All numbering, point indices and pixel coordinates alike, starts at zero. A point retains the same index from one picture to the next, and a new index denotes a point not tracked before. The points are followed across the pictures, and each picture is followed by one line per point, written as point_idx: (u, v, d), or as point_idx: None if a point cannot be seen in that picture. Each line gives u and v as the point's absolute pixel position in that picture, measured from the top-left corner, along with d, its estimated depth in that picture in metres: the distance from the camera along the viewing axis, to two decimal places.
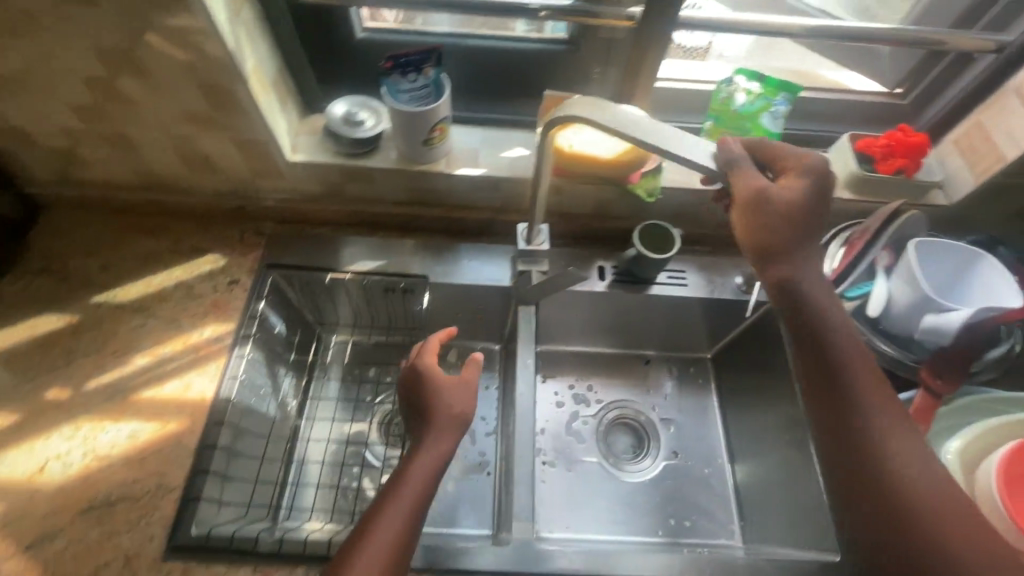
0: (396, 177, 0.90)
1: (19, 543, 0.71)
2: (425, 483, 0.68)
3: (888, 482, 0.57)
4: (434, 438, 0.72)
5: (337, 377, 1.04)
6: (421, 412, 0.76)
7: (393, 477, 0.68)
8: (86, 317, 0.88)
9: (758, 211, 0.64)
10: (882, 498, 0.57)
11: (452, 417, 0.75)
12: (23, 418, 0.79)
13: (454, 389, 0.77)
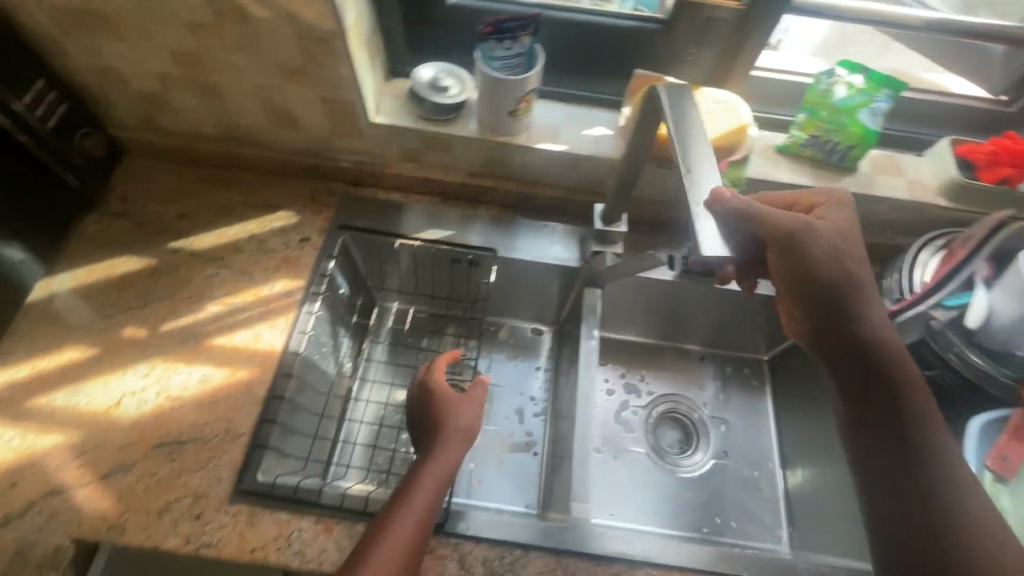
0: (475, 147, 0.89)
1: (96, 472, 0.73)
2: (433, 492, 0.67)
3: (936, 511, 0.58)
4: (443, 448, 0.71)
5: (385, 346, 1.04)
6: (429, 425, 0.76)
7: (401, 485, 0.68)
8: (162, 261, 0.90)
9: (802, 242, 0.62)
10: (928, 528, 0.58)
11: (458, 430, 0.74)
12: (102, 352, 0.82)
13: (461, 402, 0.77)
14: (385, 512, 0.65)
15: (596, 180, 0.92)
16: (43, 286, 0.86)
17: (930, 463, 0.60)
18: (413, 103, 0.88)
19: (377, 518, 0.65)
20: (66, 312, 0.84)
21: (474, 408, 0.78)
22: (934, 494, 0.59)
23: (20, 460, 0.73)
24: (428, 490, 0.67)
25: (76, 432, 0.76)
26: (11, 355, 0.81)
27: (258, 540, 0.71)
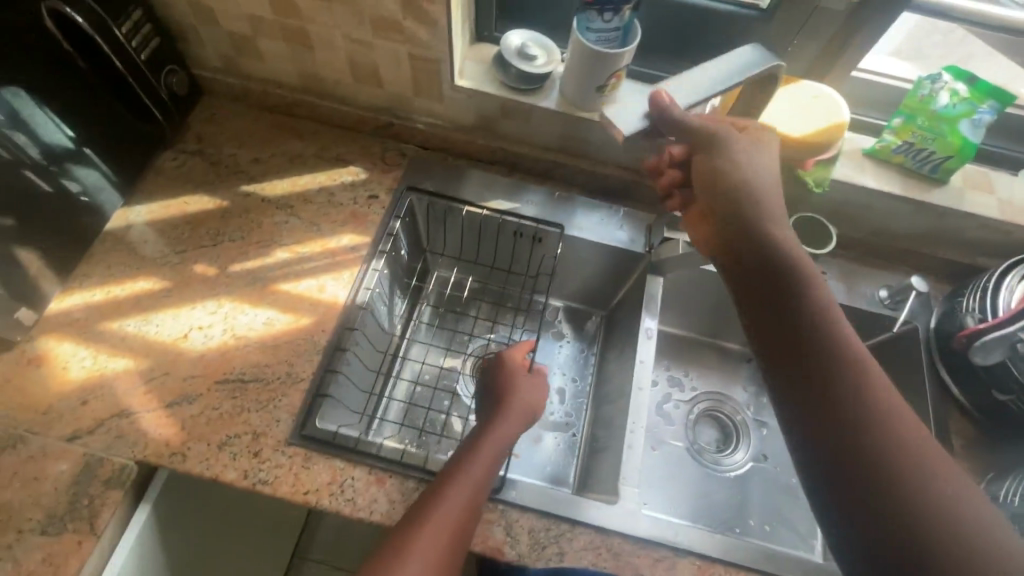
0: (555, 120, 0.88)
1: (162, 399, 0.75)
2: (492, 464, 0.68)
3: (836, 431, 0.54)
4: (507, 423, 0.73)
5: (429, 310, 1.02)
6: (495, 398, 0.77)
7: (462, 453, 0.69)
8: (234, 203, 0.91)
9: (730, 172, 0.66)
10: (862, 459, 0.52)
11: (521, 408, 0.76)
12: (173, 285, 0.83)
13: (526, 382, 0.79)
14: (446, 475, 0.66)
15: None
16: (120, 216, 0.88)
17: (835, 384, 0.55)
18: (500, 70, 0.87)
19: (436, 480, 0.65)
20: (140, 243, 0.86)
21: (537, 392, 0.79)
22: (830, 412, 0.55)
23: (91, 380, 0.75)
24: (490, 461, 0.68)
25: (145, 359, 0.77)
26: (88, 279, 0.83)
27: (313, 484, 0.72)
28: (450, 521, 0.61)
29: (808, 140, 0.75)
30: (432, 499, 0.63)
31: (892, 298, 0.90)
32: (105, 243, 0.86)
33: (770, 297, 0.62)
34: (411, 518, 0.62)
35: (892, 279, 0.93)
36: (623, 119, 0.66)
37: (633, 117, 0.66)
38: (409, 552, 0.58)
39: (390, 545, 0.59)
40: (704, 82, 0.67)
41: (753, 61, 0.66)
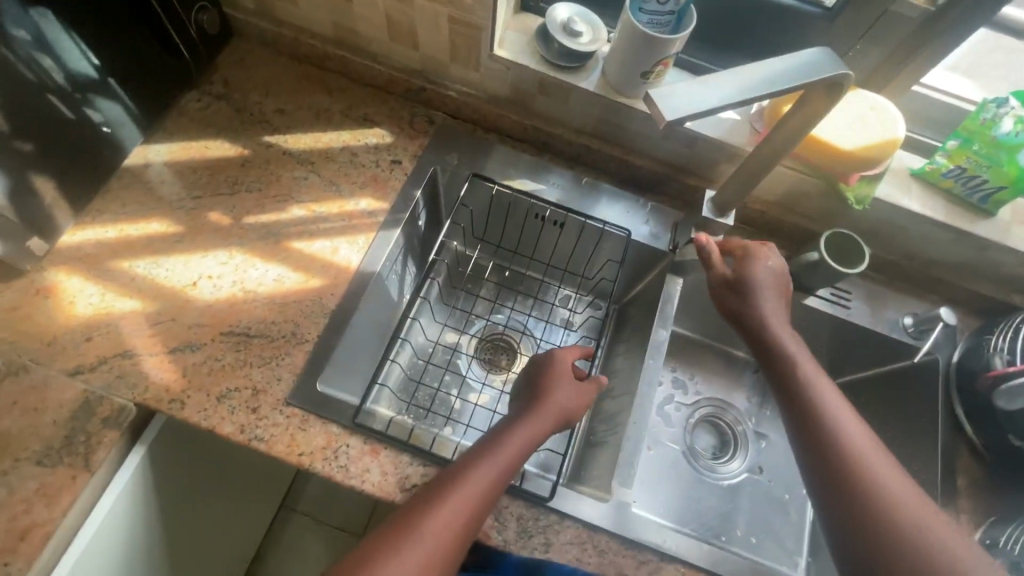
0: (592, 103, 0.84)
1: (166, 344, 0.75)
2: (516, 458, 0.67)
3: (835, 481, 0.60)
4: (539, 423, 0.72)
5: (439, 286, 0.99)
6: (531, 397, 0.76)
7: (489, 443, 0.68)
8: (254, 153, 0.88)
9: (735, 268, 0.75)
10: (852, 510, 0.58)
11: (558, 410, 0.74)
12: (186, 230, 0.82)
13: (569, 383, 0.77)
14: (470, 460, 0.66)
15: (708, 165, 0.87)
16: (139, 153, 0.86)
17: (823, 442, 0.62)
18: (542, 43, 0.82)
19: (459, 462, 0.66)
20: (157, 184, 0.85)
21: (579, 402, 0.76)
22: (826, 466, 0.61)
23: (98, 317, 0.75)
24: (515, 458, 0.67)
25: (152, 302, 0.77)
26: (102, 214, 0.82)
27: (308, 446, 0.72)
28: (467, 505, 0.62)
29: (855, 154, 0.73)
30: (451, 480, 0.63)
31: (917, 326, 0.87)
32: (121, 179, 0.84)
33: (772, 371, 0.70)
34: (430, 494, 0.62)
35: (920, 307, 0.90)
36: (672, 99, 0.54)
37: (683, 100, 0.53)
38: (424, 527, 0.59)
39: (405, 516, 0.61)
40: (764, 77, 0.56)
41: (817, 66, 0.57)
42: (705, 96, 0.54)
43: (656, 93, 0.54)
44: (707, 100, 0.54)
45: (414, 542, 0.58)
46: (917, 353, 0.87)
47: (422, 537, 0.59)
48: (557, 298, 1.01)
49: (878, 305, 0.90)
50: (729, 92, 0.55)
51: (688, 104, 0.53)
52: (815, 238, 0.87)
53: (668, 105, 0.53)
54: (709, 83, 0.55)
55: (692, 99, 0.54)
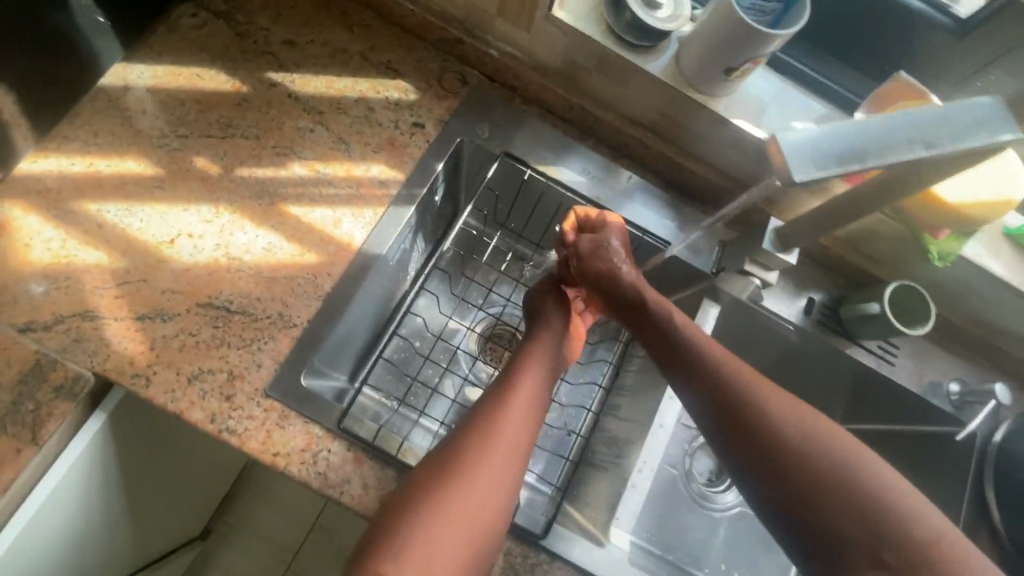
0: (656, 92, 0.71)
1: (133, 309, 0.65)
2: (538, 389, 0.65)
3: (759, 460, 0.56)
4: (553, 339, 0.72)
5: (449, 258, 0.88)
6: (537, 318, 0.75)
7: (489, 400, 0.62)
8: (254, 91, 0.75)
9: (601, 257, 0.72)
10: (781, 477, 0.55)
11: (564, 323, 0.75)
12: (167, 175, 0.70)
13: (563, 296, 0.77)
14: (474, 421, 0.60)
15: (775, 187, 0.75)
16: (118, 70, 0.73)
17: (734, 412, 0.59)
18: (610, 9, 0.68)
19: (461, 426, 0.60)
20: (137, 112, 0.72)
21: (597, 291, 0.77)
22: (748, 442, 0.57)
23: (56, 267, 0.65)
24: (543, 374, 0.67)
25: (121, 257, 0.66)
26: (68, 141, 0.69)
27: (285, 446, 0.64)
28: (480, 469, 0.56)
29: (957, 210, 0.63)
30: (455, 450, 0.57)
31: (961, 396, 0.80)
32: (94, 102, 0.71)
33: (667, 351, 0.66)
34: (437, 465, 0.56)
35: (969, 373, 0.83)
36: (806, 151, 0.43)
37: (818, 152, 0.43)
38: (448, 486, 0.55)
39: (416, 489, 0.55)
40: (915, 132, 0.46)
41: (984, 121, 0.47)
42: (844, 149, 0.44)
43: (787, 141, 0.43)
44: (848, 162, 0.44)
45: (429, 512, 0.53)
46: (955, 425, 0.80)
47: (436, 507, 0.53)
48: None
49: (925, 366, 0.82)
50: (872, 151, 0.45)
51: (824, 159, 0.43)
52: (877, 285, 0.77)
53: (802, 160, 0.43)
54: (851, 130, 0.45)
55: (829, 151, 0.43)
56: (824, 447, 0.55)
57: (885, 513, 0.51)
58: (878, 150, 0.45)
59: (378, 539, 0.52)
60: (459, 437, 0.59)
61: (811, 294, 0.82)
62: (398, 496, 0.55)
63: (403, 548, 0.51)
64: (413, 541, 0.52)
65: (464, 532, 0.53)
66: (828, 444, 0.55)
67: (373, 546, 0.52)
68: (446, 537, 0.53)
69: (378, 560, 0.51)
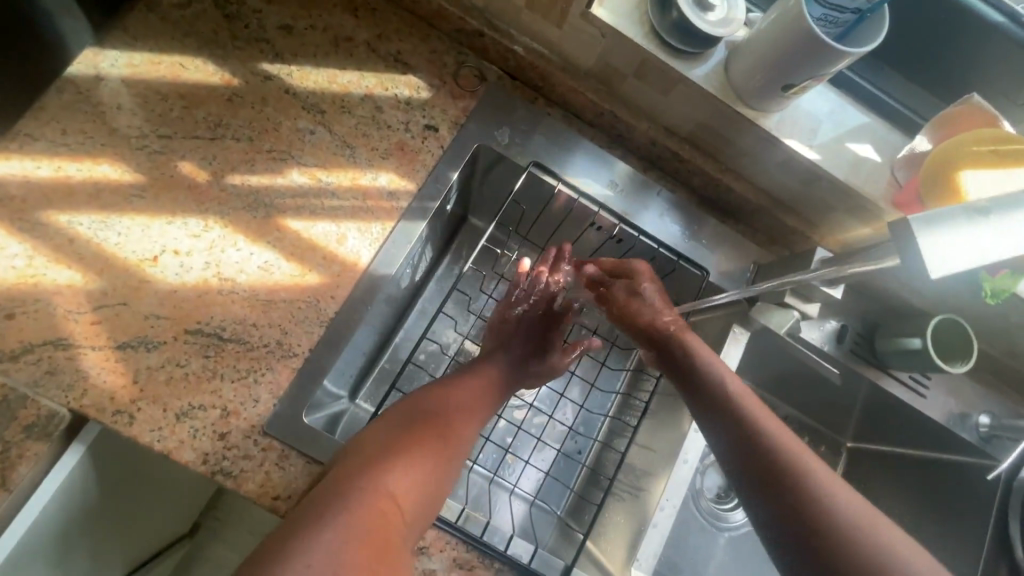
0: (699, 103, 0.65)
1: (113, 337, 0.58)
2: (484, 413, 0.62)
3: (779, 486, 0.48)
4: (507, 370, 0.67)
5: (455, 264, 0.85)
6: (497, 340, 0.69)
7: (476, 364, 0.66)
8: (247, 86, 0.67)
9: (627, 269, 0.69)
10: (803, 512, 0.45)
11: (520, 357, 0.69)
12: (148, 182, 0.62)
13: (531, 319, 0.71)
14: (465, 376, 0.64)
15: (817, 208, 0.70)
16: (88, 56, 0.65)
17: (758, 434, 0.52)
18: (655, 7, 0.60)
19: (449, 375, 0.63)
20: (111, 107, 0.64)
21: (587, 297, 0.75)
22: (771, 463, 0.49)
23: (22, 288, 0.57)
24: (535, 363, 0.69)
25: (96, 278, 0.59)
26: (33, 141, 0.61)
27: (285, 489, 0.59)
28: (466, 423, 0.59)
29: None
30: (448, 399, 0.59)
31: (991, 429, 0.77)
32: (61, 93, 0.63)
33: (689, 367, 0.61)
34: (430, 406, 0.58)
35: (998, 405, 0.80)
36: (944, 229, 0.33)
37: (961, 231, 0.33)
38: (417, 463, 0.52)
39: (407, 424, 0.55)
40: None
41: None
42: (992, 223, 0.34)
43: (919, 220, 0.34)
44: (985, 243, 0.34)
45: (418, 452, 0.53)
46: (984, 459, 0.78)
47: (427, 448, 0.54)
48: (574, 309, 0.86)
49: (955, 397, 0.79)
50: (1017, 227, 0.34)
51: (967, 237, 0.33)
52: (917, 318, 0.74)
53: (934, 245, 0.33)
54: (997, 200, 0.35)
55: (973, 230, 0.34)
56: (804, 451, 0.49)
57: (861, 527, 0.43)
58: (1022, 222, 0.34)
59: (364, 461, 0.51)
60: (451, 388, 0.61)
61: (843, 321, 0.78)
62: (383, 428, 0.55)
63: (390, 475, 0.50)
64: (401, 471, 0.51)
65: (444, 478, 0.54)
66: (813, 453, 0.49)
67: (353, 469, 0.50)
68: (426, 480, 0.53)
69: (363, 479, 0.49)
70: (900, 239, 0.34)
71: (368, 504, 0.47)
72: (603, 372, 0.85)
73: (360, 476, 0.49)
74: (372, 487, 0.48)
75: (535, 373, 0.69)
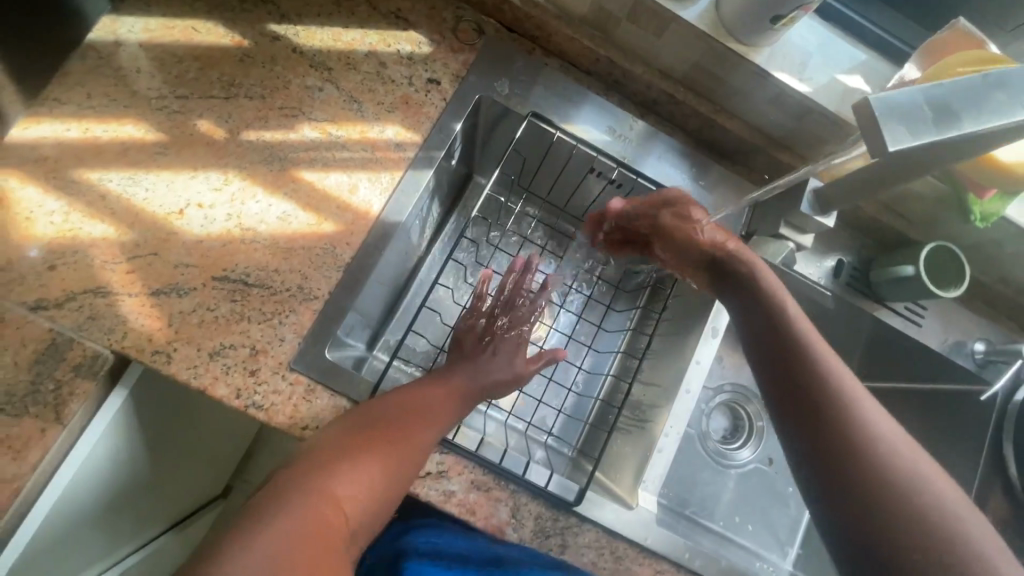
0: (691, 43, 0.67)
1: (147, 284, 0.62)
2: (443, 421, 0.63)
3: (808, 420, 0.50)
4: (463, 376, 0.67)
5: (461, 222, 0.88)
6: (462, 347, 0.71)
7: (437, 369, 0.68)
8: (256, 46, 0.71)
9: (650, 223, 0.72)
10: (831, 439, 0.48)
11: (475, 364, 0.69)
12: (169, 140, 0.66)
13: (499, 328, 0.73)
14: (427, 381, 0.65)
15: (811, 143, 0.73)
16: (106, 24, 0.68)
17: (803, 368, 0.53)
18: None
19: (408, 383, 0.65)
20: (130, 71, 0.67)
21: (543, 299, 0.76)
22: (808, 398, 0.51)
23: (62, 241, 0.61)
24: (490, 376, 0.69)
25: (128, 230, 0.63)
26: (61, 104, 0.65)
27: (313, 420, 0.63)
28: (422, 429, 0.61)
29: (1012, 169, 0.59)
30: (400, 412, 0.60)
31: (986, 356, 0.80)
32: (84, 60, 0.67)
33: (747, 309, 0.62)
34: (386, 411, 0.60)
35: (992, 332, 0.83)
36: (900, 114, 0.36)
37: (918, 116, 0.36)
38: (364, 470, 0.54)
39: (362, 426, 0.58)
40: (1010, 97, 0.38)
41: None
42: (943, 114, 0.37)
43: (880, 101, 0.36)
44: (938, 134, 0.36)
45: (367, 458, 0.55)
46: (979, 384, 0.81)
47: (374, 456, 0.55)
48: (579, 256, 0.90)
49: (951, 326, 0.82)
50: (964, 120, 0.37)
51: (922, 122, 0.36)
52: (912, 247, 0.76)
53: (891, 127, 0.36)
54: (959, 88, 0.37)
55: (930, 114, 0.36)
56: (851, 408, 0.49)
57: (899, 487, 0.44)
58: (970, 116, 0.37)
59: (317, 463, 0.53)
60: (407, 396, 0.62)
61: (838, 256, 0.81)
62: (336, 433, 0.57)
63: (337, 482, 0.52)
64: (350, 473, 0.53)
65: (398, 481, 0.56)
66: (864, 410, 0.49)
67: (310, 468, 0.52)
68: (374, 483, 0.55)
69: (314, 482, 0.51)
70: (863, 121, 0.37)
71: (319, 494, 0.50)
72: (610, 314, 0.89)
73: (310, 477, 0.51)
74: (317, 488, 0.50)
75: (492, 388, 0.68)
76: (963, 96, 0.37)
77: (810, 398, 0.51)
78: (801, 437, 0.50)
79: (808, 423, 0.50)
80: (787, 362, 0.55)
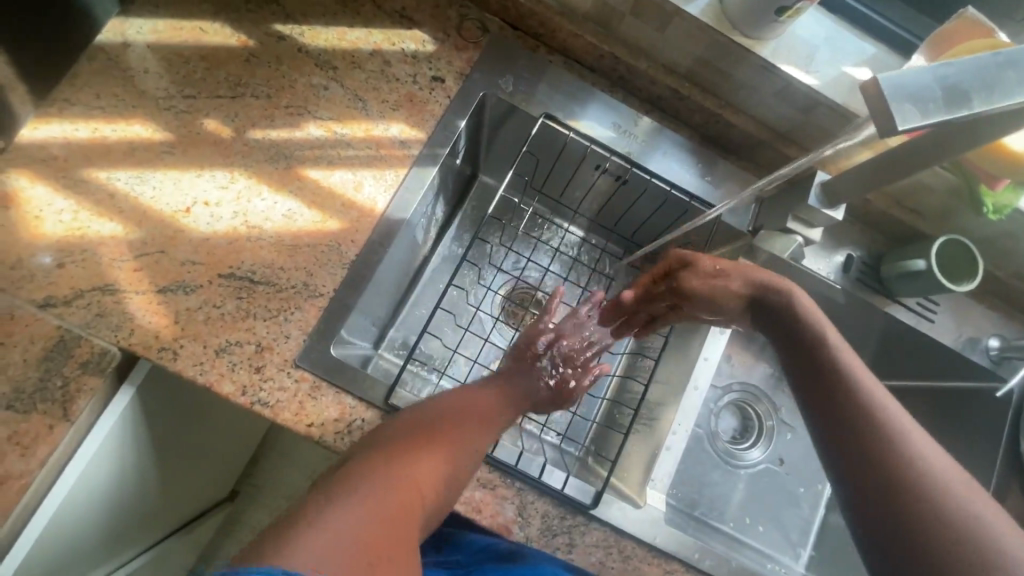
0: (695, 37, 0.67)
1: (154, 281, 0.63)
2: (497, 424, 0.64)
3: (851, 440, 0.49)
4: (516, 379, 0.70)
5: (468, 221, 0.88)
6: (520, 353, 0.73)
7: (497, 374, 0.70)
8: (262, 46, 0.71)
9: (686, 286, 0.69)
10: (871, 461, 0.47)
11: (536, 374, 0.72)
12: (177, 139, 0.67)
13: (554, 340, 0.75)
14: (478, 385, 0.67)
15: (819, 135, 0.72)
16: (115, 26, 0.69)
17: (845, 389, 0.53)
18: None
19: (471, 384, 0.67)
20: (139, 71, 0.68)
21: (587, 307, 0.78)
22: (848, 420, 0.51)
23: (70, 239, 0.62)
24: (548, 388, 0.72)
25: (136, 228, 0.63)
26: (71, 105, 0.66)
27: (318, 417, 0.63)
28: (479, 431, 0.61)
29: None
30: (461, 408, 0.62)
31: (1002, 352, 0.79)
32: (93, 60, 0.68)
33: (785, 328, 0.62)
34: (443, 412, 0.60)
35: (1007, 328, 0.82)
36: (911, 94, 0.36)
37: (927, 95, 0.36)
38: (424, 461, 0.54)
39: (421, 423, 0.58)
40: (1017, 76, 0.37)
41: None
42: (953, 92, 0.36)
43: (891, 79, 0.36)
44: (947, 114, 0.36)
45: (428, 451, 0.55)
46: (996, 381, 0.79)
47: (434, 449, 0.56)
48: (587, 256, 0.90)
49: (964, 322, 0.81)
50: (973, 100, 0.37)
51: (933, 100, 0.36)
52: (923, 241, 0.75)
53: (902, 105, 0.35)
54: (965, 67, 0.37)
55: (940, 93, 0.36)
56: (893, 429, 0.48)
57: (941, 509, 0.42)
58: (979, 94, 0.36)
59: (382, 454, 0.53)
60: (466, 396, 0.64)
61: (847, 251, 0.80)
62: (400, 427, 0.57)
63: (404, 472, 0.53)
64: (413, 465, 0.54)
65: (452, 479, 0.57)
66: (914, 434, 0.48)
67: (377, 460, 0.53)
68: (434, 478, 0.55)
69: (381, 473, 0.51)
70: (870, 101, 0.36)
71: (386, 490, 0.50)
72: None
73: (375, 467, 0.52)
74: (383, 478, 0.51)
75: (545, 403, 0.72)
76: (971, 75, 0.37)
77: (854, 415, 0.50)
78: (839, 453, 0.50)
79: (849, 443, 0.49)
80: (834, 377, 0.54)
